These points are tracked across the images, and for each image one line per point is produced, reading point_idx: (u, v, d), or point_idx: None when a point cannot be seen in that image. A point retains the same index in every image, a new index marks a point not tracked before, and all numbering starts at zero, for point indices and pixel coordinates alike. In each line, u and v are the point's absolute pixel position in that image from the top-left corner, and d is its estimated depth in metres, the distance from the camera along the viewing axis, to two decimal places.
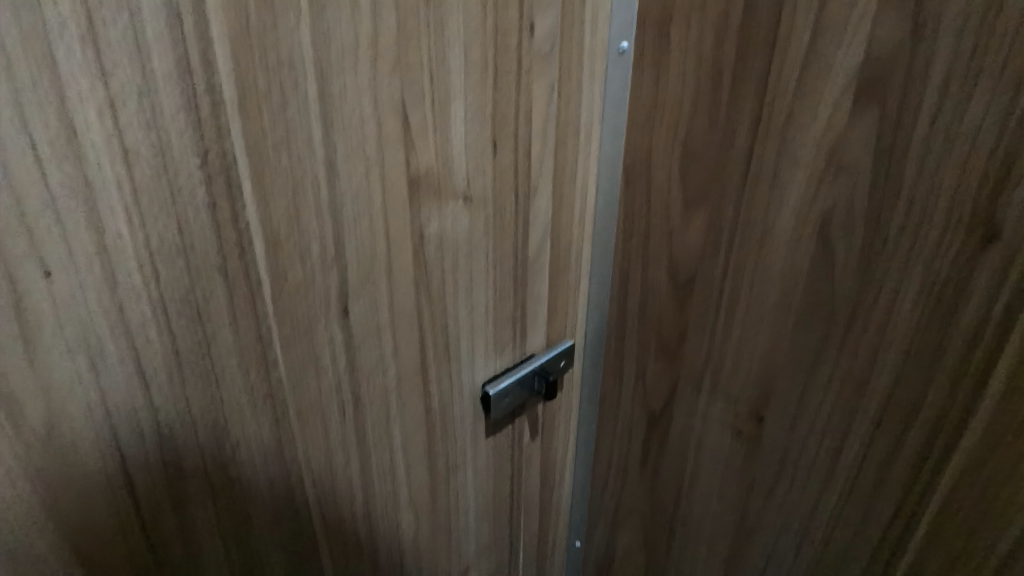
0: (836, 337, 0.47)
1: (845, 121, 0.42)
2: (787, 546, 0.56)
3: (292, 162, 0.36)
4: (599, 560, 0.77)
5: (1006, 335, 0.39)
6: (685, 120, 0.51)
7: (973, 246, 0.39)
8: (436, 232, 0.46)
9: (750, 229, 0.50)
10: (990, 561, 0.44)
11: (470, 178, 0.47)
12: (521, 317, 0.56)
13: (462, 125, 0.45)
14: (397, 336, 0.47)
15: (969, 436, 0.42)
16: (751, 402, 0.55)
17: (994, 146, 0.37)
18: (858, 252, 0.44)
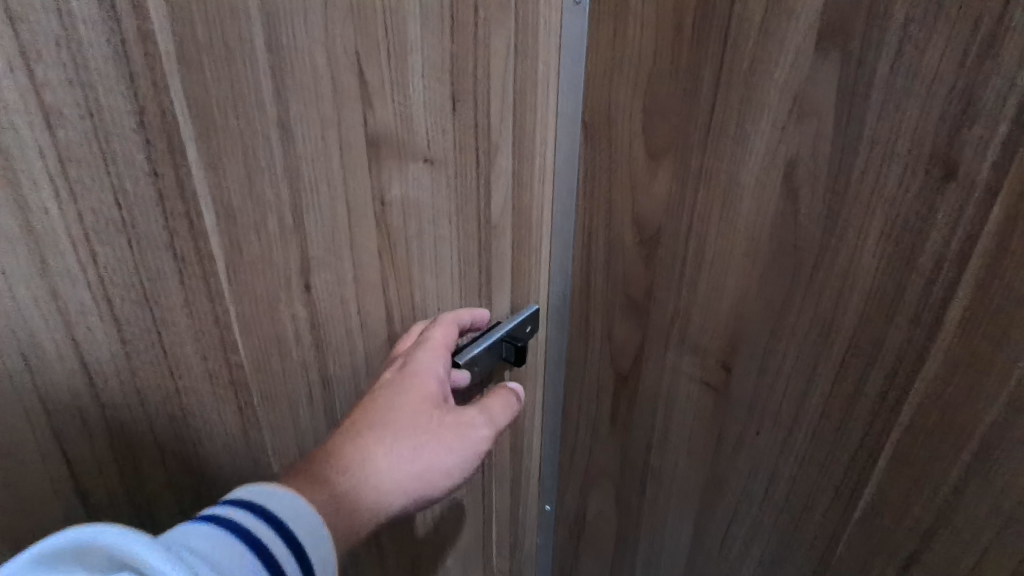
0: (802, 283, 0.48)
1: (808, 66, 0.42)
2: (756, 488, 0.58)
3: (241, 123, 0.33)
4: (569, 520, 0.78)
5: (962, 270, 0.41)
6: (645, 71, 0.50)
7: (931, 185, 0.40)
8: (399, 196, 0.44)
9: (714, 181, 0.50)
10: (945, 483, 0.47)
11: (431, 137, 0.44)
12: (486, 283, 0.55)
13: (421, 81, 0.42)
14: (363, 309, 0.44)
15: (927, 369, 0.45)
16: (718, 353, 0.56)
17: (952, 86, 0.38)
18: (823, 197, 0.45)
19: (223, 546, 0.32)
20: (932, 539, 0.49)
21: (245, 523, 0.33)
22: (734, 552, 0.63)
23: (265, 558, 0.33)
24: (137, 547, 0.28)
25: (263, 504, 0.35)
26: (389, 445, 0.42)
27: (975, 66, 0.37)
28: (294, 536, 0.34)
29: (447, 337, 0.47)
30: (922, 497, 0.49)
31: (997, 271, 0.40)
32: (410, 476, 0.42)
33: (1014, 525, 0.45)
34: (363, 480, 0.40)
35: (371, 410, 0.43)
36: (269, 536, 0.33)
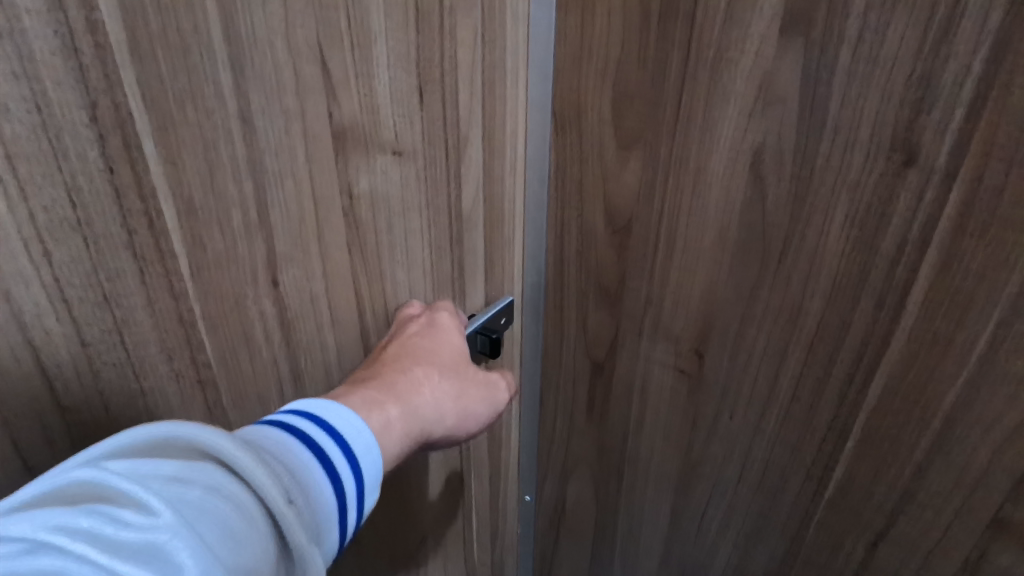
0: (770, 269, 0.49)
1: (772, 54, 0.43)
2: (730, 472, 0.59)
3: (200, 115, 0.32)
4: (549, 510, 0.79)
5: (924, 253, 0.42)
6: (613, 60, 0.50)
7: (892, 170, 0.41)
8: (367, 190, 0.43)
9: (683, 170, 0.50)
10: (911, 459, 0.48)
11: (399, 129, 0.44)
12: (459, 276, 0.55)
13: (387, 71, 0.41)
14: (334, 305, 0.44)
15: (891, 349, 0.46)
16: (691, 340, 0.56)
17: (910, 72, 0.39)
18: (788, 184, 0.46)
19: (293, 453, 0.32)
20: (900, 515, 0.51)
21: (315, 432, 0.34)
22: (711, 535, 0.64)
23: (331, 471, 0.33)
24: (225, 447, 0.27)
25: (326, 419, 0.35)
26: (429, 381, 0.45)
27: (932, 52, 0.37)
28: (359, 454, 0.35)
29: (450, 313, 0.51)
30: (889, 474, 0.50)
31: (957, 253, 0.41)
32: (448, 410, 0.46)
33: (976, 498, 0.46)
34: (414, 407, 0.42)
35: (401, 355, 0.45)
36: (335, 450, 0.34)
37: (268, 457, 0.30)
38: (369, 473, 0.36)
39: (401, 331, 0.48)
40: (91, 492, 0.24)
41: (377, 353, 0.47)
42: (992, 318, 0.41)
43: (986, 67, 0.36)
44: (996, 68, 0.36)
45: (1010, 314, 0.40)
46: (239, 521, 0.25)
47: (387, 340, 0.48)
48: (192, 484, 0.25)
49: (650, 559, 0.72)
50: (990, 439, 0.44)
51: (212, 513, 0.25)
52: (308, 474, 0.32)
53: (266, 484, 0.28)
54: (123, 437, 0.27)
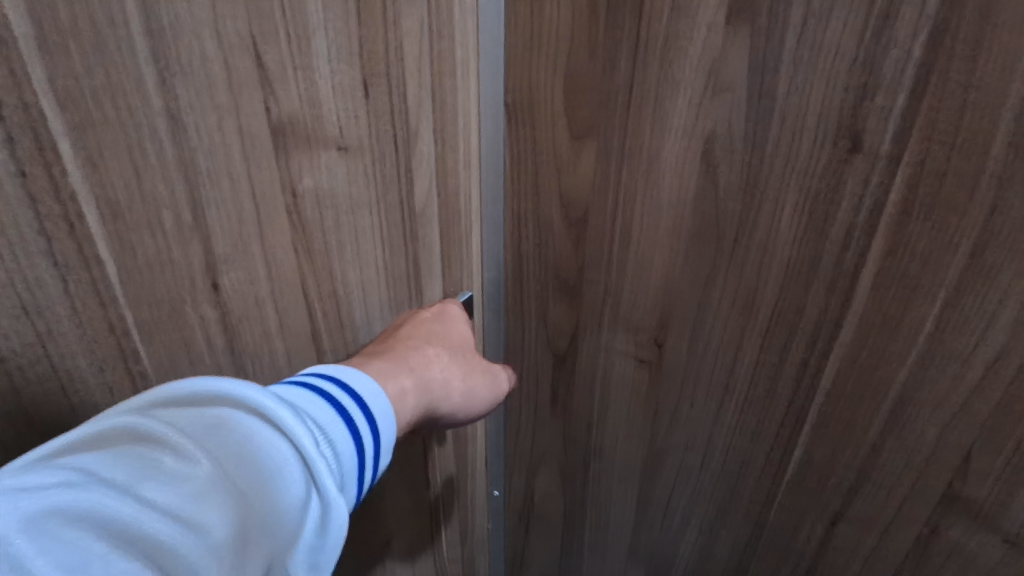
0: (725, 257, 0.49)
1: (720, 42, 0.43)
2: (693, 459, 0.60)
3: (122, 114, 0.30)
4: (518, 504, 0.79)
5: (871, 238, 0.42)
6: (563, 50, 0.49)
7: (839, 156, 0.41)
8: (311, 187, 0.42)
9: (636, 160, 0.50)
10: (865, 440, 0.49)
11: (343, 123, 0.42)
12: (415, 272, 0.54)
13: (327, 64, 0.40)
14: (281, 307, 0.42)
15: (843, 333, 0.46)
16: (650, 330, 0.56)
17: (853, 58, 0.39)
18: (740, 172, 0.46)
19: (320, 411, 0.34)
20: (856, 495, 0.52)
21: (335, 391, 0.36)
22: (677, 522, 0.65)
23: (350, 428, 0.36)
24: (264, 402, 0.30)
25: (349, 383, 0.38)
26: (436, 356, 0.49)
27: (874, 38, 0.38)
28: (375, 411, 0.38)
29: (458, 311, 0.55)
30: (846, 455, 0.51)
31: (903, 237, 0.41)
32: (452, 386, 0.49)
33: (927, 475, 0.48)
34: (422, 375, 0.46)
35: (409, 334, 0.49)
36: (354, 409, 0.37)
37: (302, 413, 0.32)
38: (381, 429, 0.38)
39: (407, 318, 0.52)
40: (140, 431, 0.27)
41: (385, 334, 0.50)
42: (938, 300, 0.42)
43: (926, 53, 0.36)
44: (935, 54, 0.36)
45: (954, 296, 0.41)
46: (269, 470, 0.28)
47: (393, 325, 0.51)
48: (232, 431, 0.28)
49: (619, 548, 0.72)
50: (939, 418, 0.45)
51: (247, 462, 0.28)
52: (330, 428, 0.34)
53: (301, 438, 0.30)
54: (174, 383, 0.29)
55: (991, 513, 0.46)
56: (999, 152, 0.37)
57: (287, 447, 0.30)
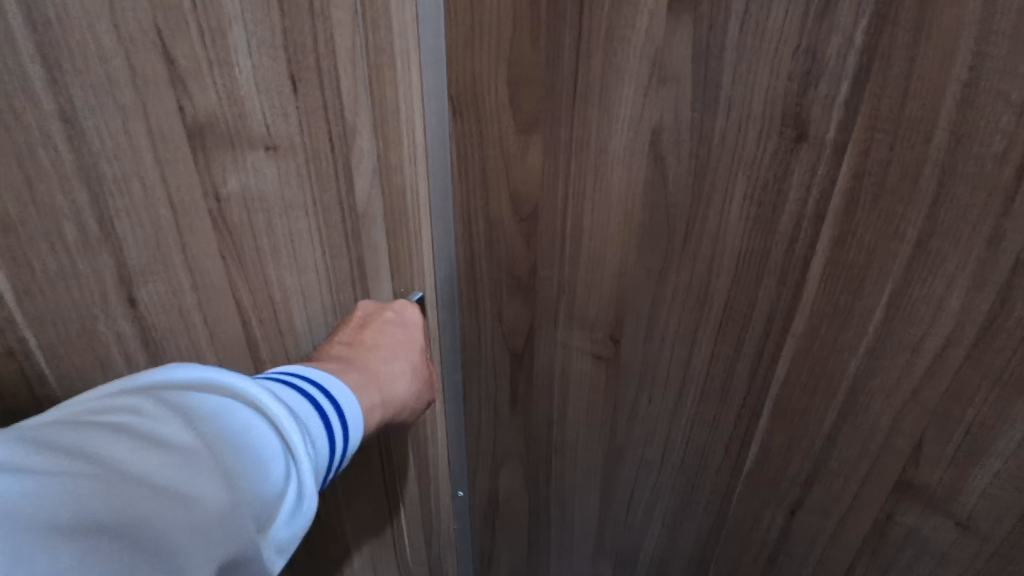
0: (676, 251, 0.48)
1: (663, 30, 0.41)
2: (653, 454, 0.59)
3: (6, 117, 0.27)
4: (482, 505, 0.77)
5: (819, 228, 0.42)
6: (505, 40, 0.47)
7: (786, 146, 0.41)
8: (238, 190, 0.39)
9: (584, 153, 0.48)
10: (820, 430, 0.49)
11: (269, 121, 0.40)
12: (360, 275, 0.52)
13: (248, 59, 0.37)
14: (210, 318, 0.40)
15: (795, 324, 0.46)
16: (606, 326, 0.55)
17: (796, 46, 0.38)
18: (687, 163, 0.45)
19: (308, 416, 0.35)
20: (813, 485, 0.52)
21: (321, 400, 0.37)
22: (640, 517, 0.64)
23: (332, 435, 0.36)
24: (262, 398, 0.32)
25: (328, 389, 0.38)
26: (400, 374, 0.48)
27: (816, 24, 0.37)
28: (352, 422, 0.39)
29: (418, 314, 0.55)
30: (802, 446, 0.50)
31: (851, 226, 0.41)
32: (412, 402, 0.49)
33: (881, 463, 0.48)
34: (389, 396, 0.45)
35: (376, 346, 0.48)
36: (332, 412, 0.37)
37: (295, 413, 0.34)
38: (358, 441, 0.39)
39: (373, 320, 0.50)
40: (140, 413, 0.28)
41: (349, 335, 0.48)
42: (886, 289, 0.41)
43: (868, 39, 0.36)
44: (877, 40, 0.35)
45: (902, 285, 0.41)
46: (263, 457, 0.30)
47: (356, 325, 0.49)
48: (226, 420, 0.30)
49: (584, 544, 0.71)
50: (891, 406, 0.45)
51: (244, 447, 0.29)
52: (315, 436, 0.35)
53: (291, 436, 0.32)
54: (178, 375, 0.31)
55: (943, 498, 0.46)
56: (941, 140, 0.36)
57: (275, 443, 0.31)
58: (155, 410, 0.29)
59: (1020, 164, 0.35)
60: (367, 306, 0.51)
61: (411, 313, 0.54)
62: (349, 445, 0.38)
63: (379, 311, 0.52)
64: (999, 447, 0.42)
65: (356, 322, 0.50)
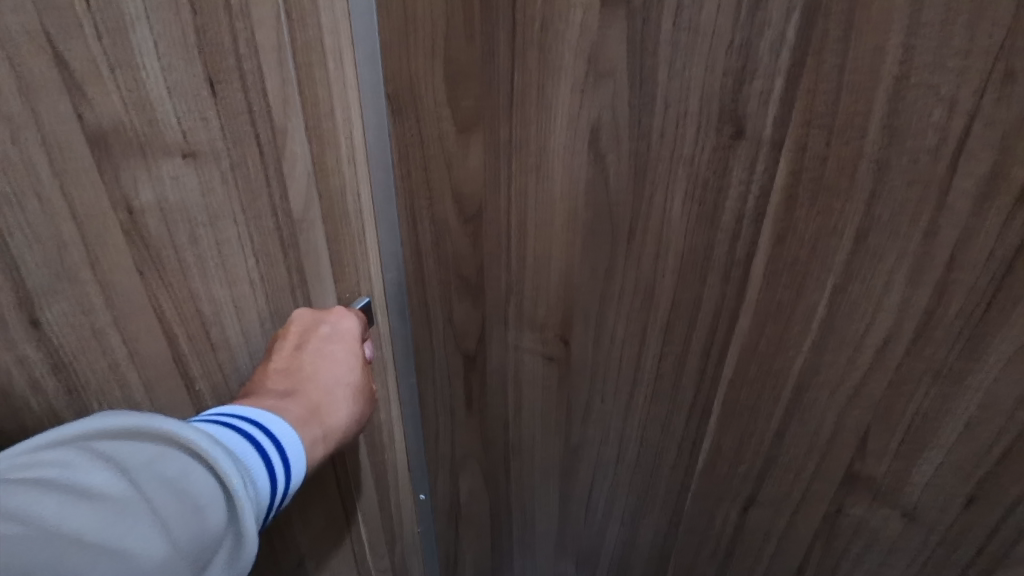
0: (621, 251, 0.47)
1: (597, 25, 0.40)
2: (610, 452, 0.59)
3: None
4: (445, 507, 0.76)
5: (760, 226, 0.41)
6: (439, 36, 0.46)
7: (724, 143, 0.40)
8: (154, 201, 0.37)
9: (525, 151, 0.47)
10: (769, 427, 0.49)
11: (185, 127, 0.38)
12: (300, 282, 0.50)
13: (157, 61, 0.35)
14: (131, 336, 0.38)
15: (740, 322, 0.46)
16: (556, 327, 0.54)
17: (730, 40, 0.37)
18: (628, 161, 0.44)
19: (246, 455, 0.33)
20: (766, 479, 0.51)
21: (259, 436, 0.35)
22: (600, 514, 0.64)
23: (274, 474, 0.35)
24: (198, 441, 0.30)
25: (269, 428, 0.36)
26: (344, 398, 0.46)
27: (749, 18, 0.36)
28: (296, 460, 0.37)
29: (355, 323, 0.52)
30: (753, 443, 0.50)
31: (790, 223, 0.40)
32: (361, 423, 0.47)
33: (829, 456, 0.48)
34: (333, 425, 0.44)
35: (317, 370, 0.46)
36: (273, 452, 0.35)
37: (234, 454, 0.32)
38: (303, 478, 0.37)
39: (311, 338, 0.48)
40: (67, 466, 0.26)
41: (286, 361, 0.46)
42: (828, 286, 0.41)
43: (800, 34, 0.35)
44: (808, 35, 0.35)
45: (843, 281, 0.40)
46: (199, 506, 0.29)
47: (293, 346, 0.47)
48: (161, 471, 0.29)
49: (547, 543, 0.71)
50: (837, 401, 0.45)
51: (178, 497, 0.28)
52: (255, 476, 0.33)
53: (230, 480, 0.30)
54: (105, 419, 0.29)
55: (890, 489, 0.46)
56: (875, 135, 0.36)
57: (214, 488, 0.30)
58: (81, 462, 0.27)
59: (952, 158, 0.34)
60: (304, 317, 0.49)
61: (348, 320, 0.51)
62: (294, 480, 0.36)
63: (315, 325, 0.49)
64: (941, 439, 0.43)
65: (293, 342, 0.47)
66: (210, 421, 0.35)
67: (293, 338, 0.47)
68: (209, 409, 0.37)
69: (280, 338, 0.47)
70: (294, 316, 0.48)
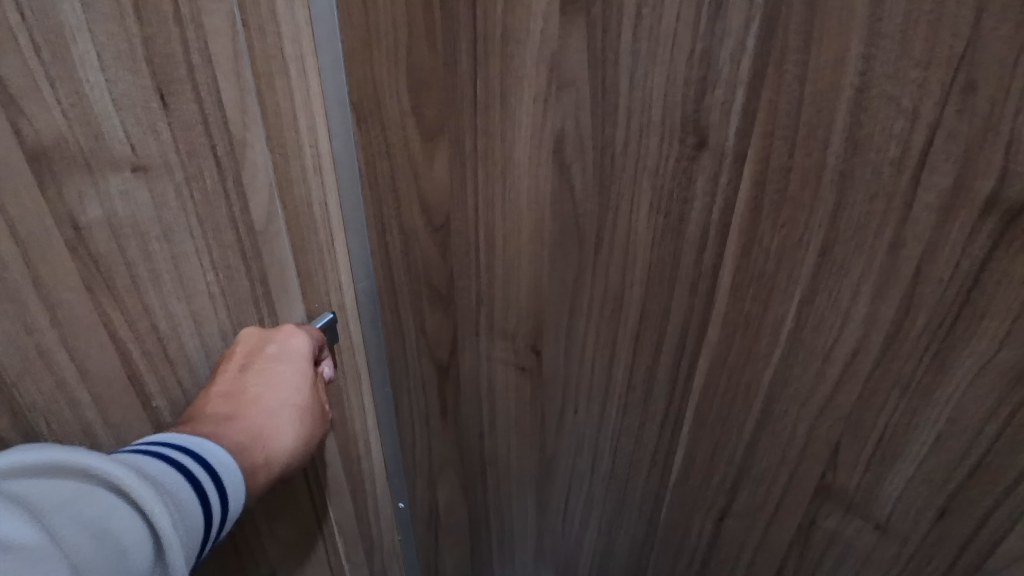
0: (589, 261, 0.47)
1: (557, 34, 0.40)
2: (584, 462, 0.59)
3: None
4: (424, 516, 0.75)
5: (726, 237, 0.41)
6: (402, 44, 0.45)
7: (688, 153, 0.39)
8: (101, 217, 0.36)
9: (491, 161, 0.47)
10: (741, 438, 0.48)
11: (134, 140, 0.37)
12: (265, 294, 0.49)
13: (101, 74, 0.34)
14: (80, 354, 0.37)
15: (709, 334, 0.45)
16: (527, 337, 0.55)
17: (691, 50, 0.36)
18: (592, 171, 0.44)
19: (177, 485, 0.34)
20: (739, 491, 0.50)
21: (193, 464, 0.36)
22: (577, 522, 0.64)
23: (208, 507, 0.36)
24: (122, 476, 0.31)
25: (207, 458, 0.37)
26: (287, 423, 0.47)
27: (709, 28, 0.35)
28: (234, 490, 0.38)
29: (306, 341, 0.51)
30: (726, 455, 0.50)
31: (755, 235, 0.40)
32: (307, 447, 0.48)
33: (801, 470, 0.46)
34: (274, 452, 0.45)
35: (260, 395, 0.46)
36: (209, 485, 0.36)
37: (163, 489, 0.33)
38: (240, 510, 0.38)
39: (257, 360, 0.47)
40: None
41: (229, 384, 0.45)
42: (794, 299, 0.40)
43: (759, 43, 0.34)
44: (768, 45, 0.34)
45: (809, 294, 0.40)
46: (122, 543, 0.30)
47: (237, 367, 0.46)
48: (84, 511, 0.29)
49: (526, 551, 0.71)
50: (806, 415, 0.44)
51: (97, 537, 0.29)
52: (187, 506, 0.34)
53: (157, 518, 0.31)
54: (25, 457, 0.30)
55: (862, 501, 0.45)
56: (838, 147, 0.35)
57: (138, 526, 0.31)
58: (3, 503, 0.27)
59: (915, 172, 0.33)
60: (249, 340, 0.47)
61: (297, 341, 0.50)
62: (230, 510, 0.37)
63: (261, 348, 0.48)
64: (910, 452, 0.41)
65: (237, 363, 0.46)
66: (144, 450, 0.35)
67: (234, 364, 0.46)
68: (147, 436, 0.37)
69: (223, 360, 0.46)
70: (239, 339, 0.47)
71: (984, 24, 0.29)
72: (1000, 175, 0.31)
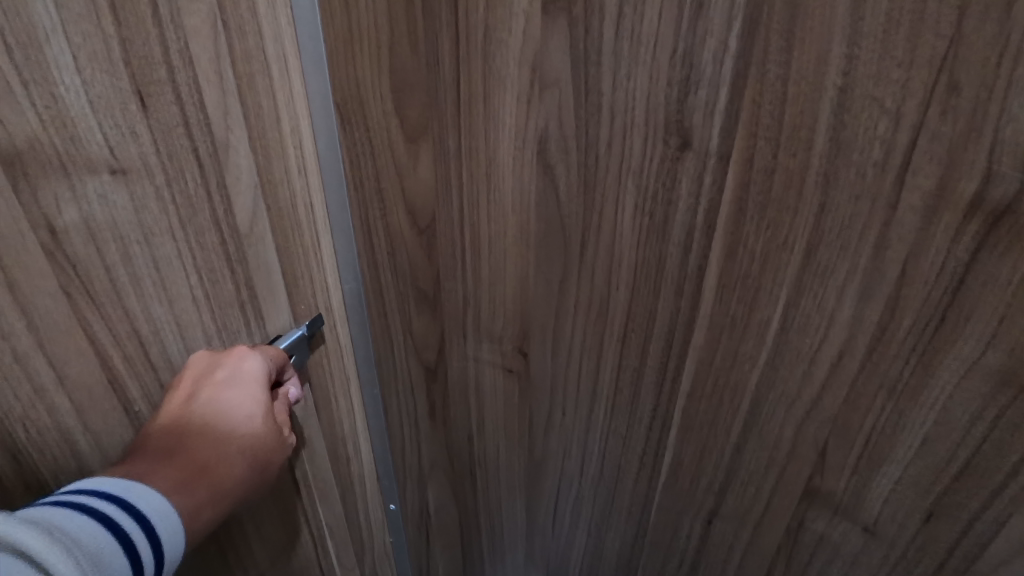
0: (574, 262, 0.47)
1: (539, 34, 0.40)
2: (573, 463, 0.59)
3: None
4: (415, 519, 0.75)
5: (710, 239, 0.40)
6: (385, 44, 0.45)
7: (671, 154, 0.39)
8: (80, 221, 0.36)
9: (475, 162, 0.47)
10: (728, 441, 0.48)
11: (112, 143, 0.36)
12: (250, 297, 0.49)
13: (77, 76, 0.34)
14: (59, 359, 0.37)
15: (695, 335, 0.45)
16: (513, 339, 0.55)
17: (673, 50, 0.36)
18: (577, 172, 0.43)
19: (99, 539, 0.33)
20: (726, 494, 0.50)
21: (119, 515, 0.34)
22: (566, 525, 0.64)
23: (140, 558, 0.35)
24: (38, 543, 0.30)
25: (137, 506, 0.36)
26: (239, 454, 0.44)
27: (691, 28, 0.35)
28: (169, 537, 0.37)
29: (260, 364, 0.47)
30: (713, 458, 0.49)
31: (740, 237, 0.39)
32: (263, 476, 0.46)
33: (788, 473, 0.46)
34: (223, 486, 0.42)
35: (207, 425, 0.43)
36: (139, 536, 0.35)
37: (85, 551, 0.32)
38: (177, 553, 0.38)
39: (203, 389, 0.44)
40: None
41: (174, 415, 0.43)
42: (780, 301, 0.40)
43: (742, 43, 0.34)
44: (750, 45, 0.34)
45: (794, 296, 0.39)
46: None
47: (183, 397, 0.43)
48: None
49: (516, 553, 0.71)
50: (792, 417, 0.44)
51: None
52: (111, 561, 0.33)
53: None
54: None
55: (850, 505, 0.44)
56: (822, 149, 0.34)
57: None
58: None
59: (899, 173, 0.33)
60: (198, 366, 0.44)
61: (251, 365, 0.46)
62: (165, 555, 0.37)
63: (210, 374, 0.45)
64: (897, 455, 0.40)
65: (183, 392, 0.43)
66: (65, 504, 0.33)
67: (181, 393, 0.43)
68: (68, 485, 0.35)
69: (171, 390, 0.44)
70: (188, 365, 0.44)
71: (967, 24, 0.28)
72: (984, 176, 0.31)
